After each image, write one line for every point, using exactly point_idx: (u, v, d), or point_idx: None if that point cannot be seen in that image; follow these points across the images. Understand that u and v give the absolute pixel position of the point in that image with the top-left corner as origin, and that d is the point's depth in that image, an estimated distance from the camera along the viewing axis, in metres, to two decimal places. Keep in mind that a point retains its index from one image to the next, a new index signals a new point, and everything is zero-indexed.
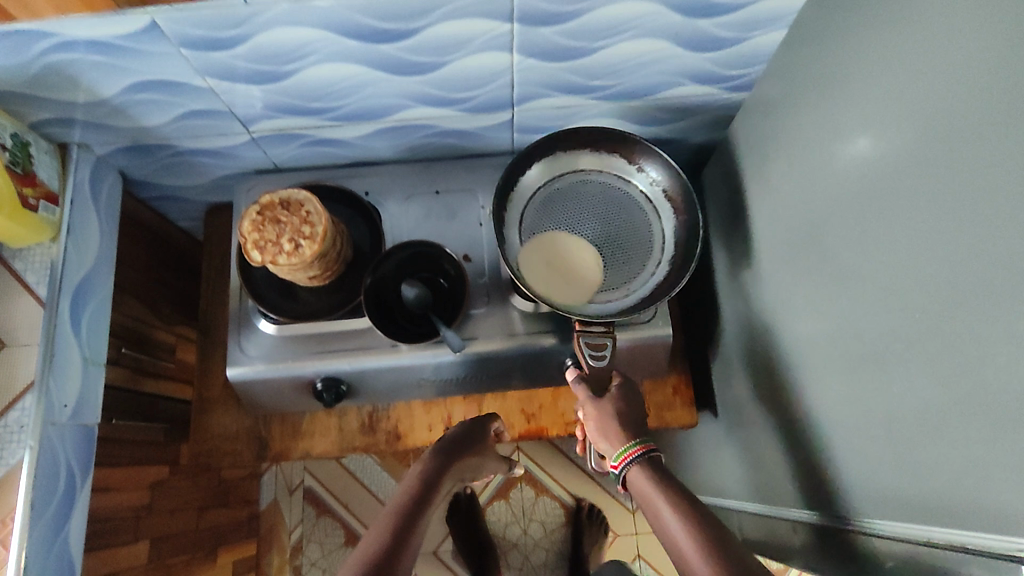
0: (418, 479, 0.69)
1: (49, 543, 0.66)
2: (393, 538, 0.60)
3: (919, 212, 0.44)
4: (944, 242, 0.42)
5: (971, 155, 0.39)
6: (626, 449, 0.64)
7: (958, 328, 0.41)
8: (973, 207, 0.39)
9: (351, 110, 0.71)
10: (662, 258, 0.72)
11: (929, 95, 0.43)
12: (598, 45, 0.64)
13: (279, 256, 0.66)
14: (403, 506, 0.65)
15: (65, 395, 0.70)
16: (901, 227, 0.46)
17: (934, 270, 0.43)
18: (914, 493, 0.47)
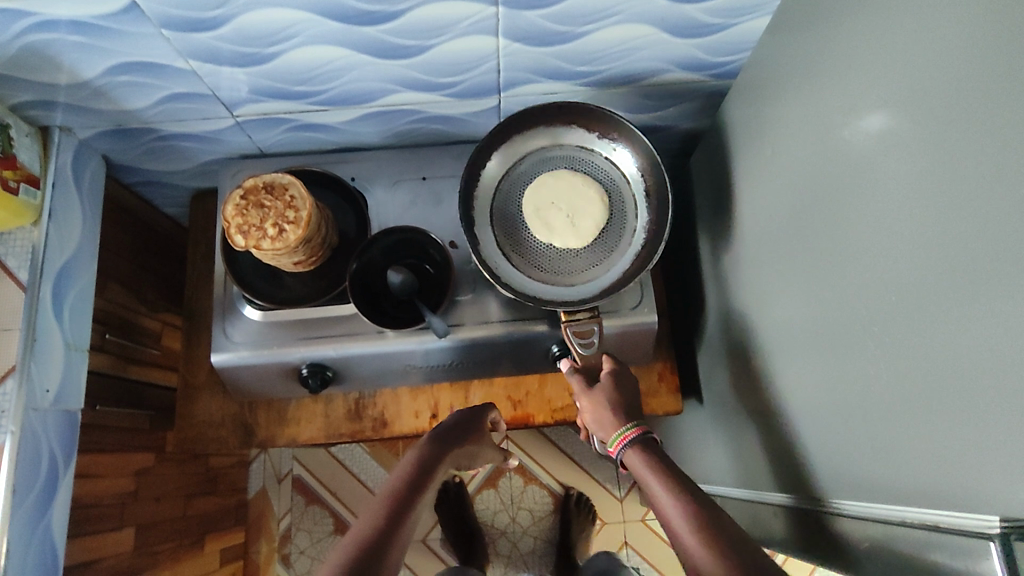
0: (413, 466, 0.69)
1: (31, 528, 0.65)
2: (385, 525, 0.60)
3: (898, 196, 0.44)
4: (919, 226, 0.42)
5: (946, 138, 0.40)
6: (618, 434, 0.66)
7: (932, 310, 0.41)
8: (947, 189, 0.40)
9: (336, 94, 0.71)
10: (640, 222, 0.74)
11: (908, 81, 0.43)
12: (583, 31, 0.64)
13: (263, 241, 0.65)
14: (396, 492, 0.65)
15: (48, 381, 0.69)
16: (879, 212, 0.46)
17: (909, 252, 0.43)
18: (886, 474, 0.48)
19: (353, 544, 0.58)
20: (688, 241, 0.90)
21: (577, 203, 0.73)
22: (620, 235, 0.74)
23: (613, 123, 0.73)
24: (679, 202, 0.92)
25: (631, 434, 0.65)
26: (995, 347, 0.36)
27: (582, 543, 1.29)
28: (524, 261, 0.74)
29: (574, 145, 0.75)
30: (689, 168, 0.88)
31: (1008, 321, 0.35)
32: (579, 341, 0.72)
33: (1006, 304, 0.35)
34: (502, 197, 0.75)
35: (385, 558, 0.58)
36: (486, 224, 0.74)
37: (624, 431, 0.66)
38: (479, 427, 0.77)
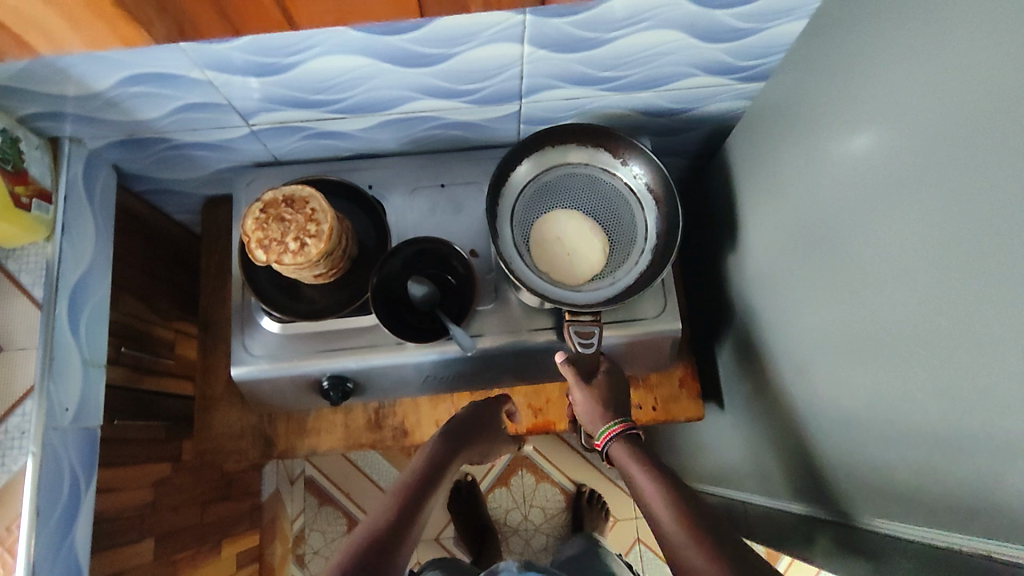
0: (424, 462, 0.70)
1: (57, 548, 0.65)
2: (396, 518, 0.61)
3: (929, 215, 0.45)
4: (967, 248, 0.42)
5: (981, 162, 0.40)
6: (608, 427, 0.69)
7: (974, 331, 0.42)
8: (985, 213, 0.40)
9: (355, 102, 0.69)
10: (645, 246, 0.74)
11: (953, 99, 0.43)
12: (611, 37, 0.62)
13: (284, 256, 0.64)
14: (409, 487, 0.66)
15: (67, 399, 0.68)
16: (911, 230, 0.47)
17: (945, 271, 0.44)
18: (944, 496, 0.48)
19: (363, 535, 0.59)
20: (708, 245, 0.89)
21: (581, 240, 0.73)
22: (629, 253, 0.74)
23: (627, 141, 0.74)
24: (699, 205, 0.91)
25: (620, 429, 0.69)
26: None
27: None
28: (536, 268, 0.72)
29: (598, 167, 0.75)
30: (710, 171, 0.86)
31: None
32: (581, 341, 0.70)
33: None
34: (523, 204, 0.75)
35: (396, 550, 0.58)
36: (506, 227, 0.73)
37: (611, 425, 0.69)
38: (488, 423, 0.79)
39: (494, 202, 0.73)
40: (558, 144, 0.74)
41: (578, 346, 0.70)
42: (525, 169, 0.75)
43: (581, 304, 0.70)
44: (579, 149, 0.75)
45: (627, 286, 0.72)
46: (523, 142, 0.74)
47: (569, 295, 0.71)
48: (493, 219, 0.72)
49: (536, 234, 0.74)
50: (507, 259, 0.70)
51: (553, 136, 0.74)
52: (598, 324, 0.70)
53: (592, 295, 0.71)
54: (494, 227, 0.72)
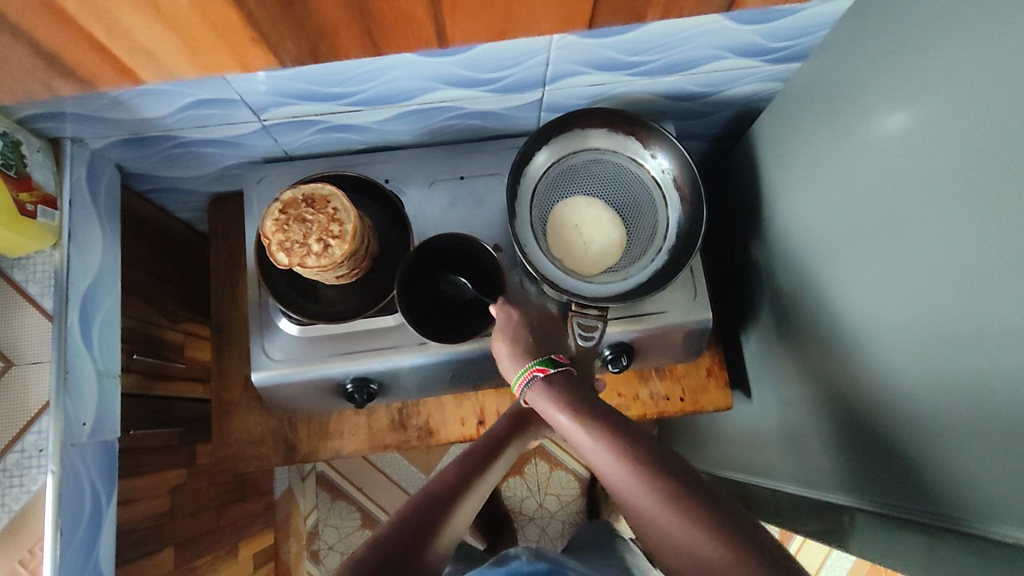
0: (486, 438, 0.66)
1: (81, 566, 0.63)
2: (450, 488, 0.57)
3: (1000, 210, 0.43)
4: None
5: None
6: (523, 370, 0.64)
7: None
8: None
9: (372, 93, 0.66)
10: (664, 244, 0.71)
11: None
12: (645, 20, 0.59)
13: (307, 258, 0.61)
14: (467, 459, 0.61)
15: (84, 413, 0.65)
16: (971, 224, 0.46)
17: (1013, 268, 0.43)
18: (998, 487, 0.47)
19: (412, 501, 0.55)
20: (731, 231, 0.87)
21: (602, 232, 0.71)
22: (648, 248, 0.72)
23: (650, 127, 0.70)
24: (721, 190, 0.89)
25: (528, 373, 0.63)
26: None
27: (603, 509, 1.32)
28: (552, 251, 0.71)
29: (628, 155, 0.73)
30: (733, 154, 0.84)
31: None
32: (582, 333, 0.68)
33: None
34: (545, 184, 0.73)
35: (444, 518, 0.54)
36: (524, 206, 0.72)
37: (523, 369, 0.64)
38: None
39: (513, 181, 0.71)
40: (586, 128, 0.72)
41: (579, 340, 0.68)
42: (543, 158, 0.73)
43: (592, 297, 0.68)
44: (612, 136, 0.72)
45: (639, 283, 0.71)
46: (549, 126, 0.71)
47: (585, 288, 0.69)
48: (513, 209, 0.69)
49: (553, 218, 0.72)
50: (523, 245, 0.69)
51: (581, 119, 0.71)
52: (603, 321, 0.67)
53: (603, 286, 0.70)
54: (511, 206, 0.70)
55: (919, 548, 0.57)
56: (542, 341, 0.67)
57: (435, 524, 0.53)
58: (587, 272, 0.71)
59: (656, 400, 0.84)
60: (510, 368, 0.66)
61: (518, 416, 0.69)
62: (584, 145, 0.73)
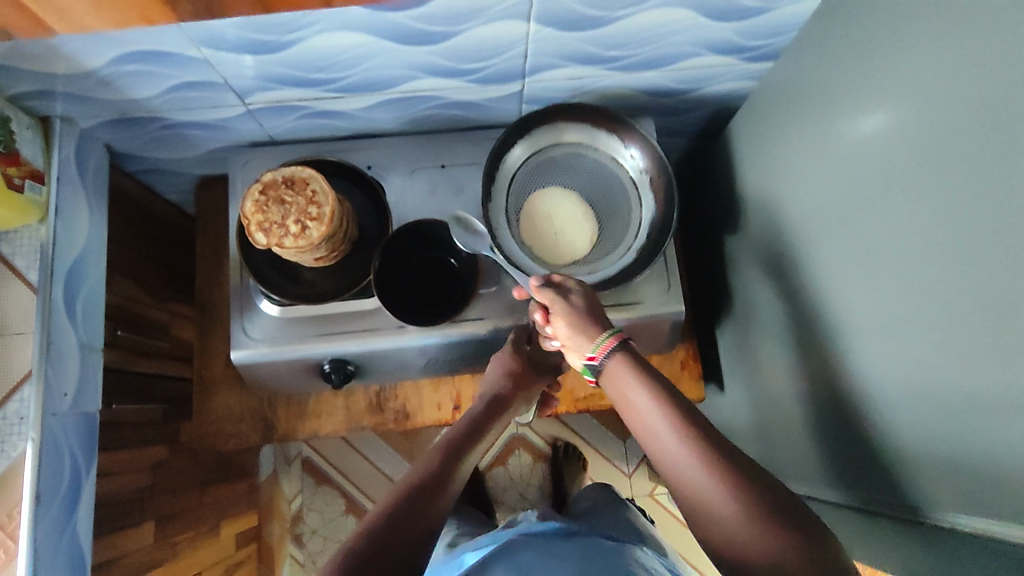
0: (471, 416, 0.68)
1: (59, 533, 0.64)
2: (438, 468, 0.59)
3: (942, 204, 0.45)
4: (979, 233, 0.42)
5: (994, 148, 0.41)
6: (599, 344, 0.61)
7: (985, 317, 0.42)
8: (994, 202, 0.41)
9: (355, 81, 0.67)
10: (631, 244, 0.73)
11: (970, 85, 0.43)
12: (620, 15, 0.61)
13: (285, 239, 0.63)
14: (452, 439, 0.64)
15: (66, 384, 0.67)
16: (919, 217, 0.47)
17: (955, 260, 0.44)
18: (943, 474, 0.48)
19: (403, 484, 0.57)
20: (708, 226, 0.89)
21: (575, 224, 0.73)
22: (620, 244, 0.73)
23: (623, 123, 0.72)
24: (700, 186, 0.91)
25: (613, 341, 0.61)
26: None
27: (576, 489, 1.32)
28: (524, 239, 0.72)
29: (606, 152, 0.74)
30: (712, 151, 0.86)
31: None
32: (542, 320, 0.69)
33: None
34: (524, 174, 0.75)
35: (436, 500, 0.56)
36: (501, 194, 0.74)
37: (606, 337, 0.62)
38: (533, 376, 0.74)
39: (491, 170, 0.73)
40: (568, 121, 0.74)
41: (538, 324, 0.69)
42: (520, 151, 0.74)
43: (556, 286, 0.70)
44: (591, 131, 0.74)
45: (606, 277, 0.71)
46: (530, 118, 0.73)
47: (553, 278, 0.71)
48: (487, 203, 0.71)
49: (528, 207, 0.73)
50: (494, 230, 0.71)
51: (559, 113, 0.73)
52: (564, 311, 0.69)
53: (569, 276, 0.71)
54: (487, 192, 0.73)
55: (887, 538, 0.59)
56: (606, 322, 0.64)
57: (425, 514, 0.54)
58: (557, 261, 0.72)
59: None
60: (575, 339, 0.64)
61: (494, 400, 0.71)
62: (566, 138, 0.74)
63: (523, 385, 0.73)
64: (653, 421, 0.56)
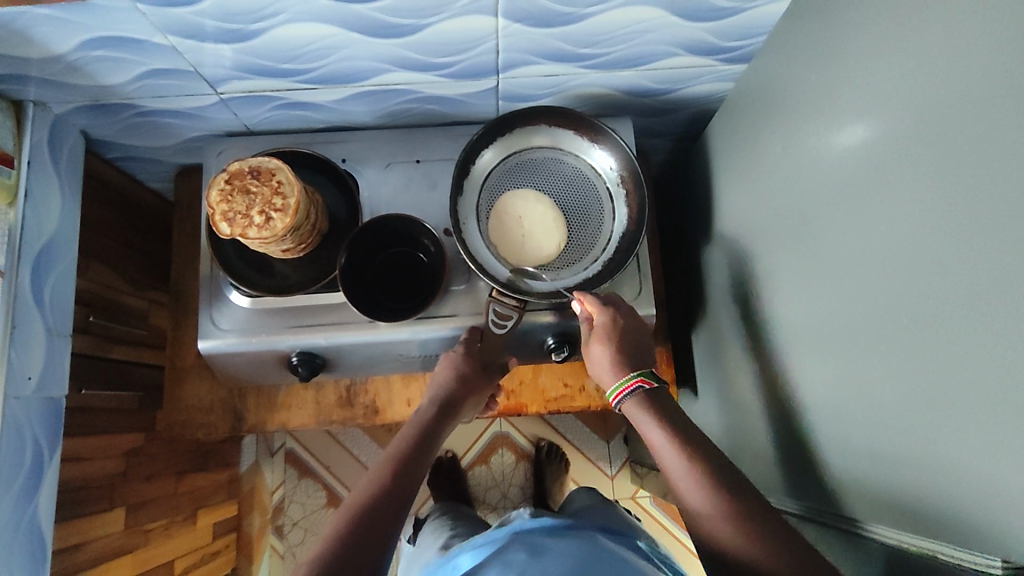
0: (418, 428, 0.69)
1: (18, 517, 0.64)
2: (386, 488, 0.61)
3: (901, 213, 0.44)
4: (930, 244, 0.41)
5: (951, 157, 0.40)
6: (626, 380, 0.65)
7: (933, 329, 0.41)
8: (947, 213, 0.40)
9: (326, 72, 0.67)
10: (603, 252, 0.73)
11: (931, 92, 0.42)
12: (590, 12, 0.60)
13: (249, 229, 0.62)
14: (400, 454, 0.65)
15: (30, 368, 0.67)
16: (879, 226, 0.47)
17: (907, 271, 0.44)
18: (890, 490, 0.48)
19: (353, 507, 0.59)
20: (688, 229, 0.88)
21: (543, 229, 0.72)
22: (588, 252, 0.73)
23: (600, 127, 0.72)
24: (682, 188, 0.90)
25: (635, 384, 0.64)
26: (998, 374, 0.36)
27: (557, 491, 1.31)
28: (491, 238, 0.72)
29: (585, 162, 0.74)
30: (693, 152, 0.85)
31: (1004, 346, 0.36)
32: (497, 321, 0.70)
33: (1006, 332, 0.36)
34: (497, 174, 0.74)
35: (386, 522, 0.58)
36: (473, 191, 0.73)
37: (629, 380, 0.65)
38: (480, 376, 0.73)
39: (465, 167, 0.73)
40: (550, 124, 0.73)
41: (493, 322, 0.70)
42: (490, 155, 0.74)
43: (518, 287, 0.70)
44: (574, 140, 0.74)
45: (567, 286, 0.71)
46: (511, 119, 0.72)
47: (516, 281, 0.71)
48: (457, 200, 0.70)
49: (497, 207, 0.73)
50: (462, 227, 0.71)
51: (539, 115, 0.72)
52: (520, 312, 0.69)
53: (531, 280, 0.71)
54: (457, 188, 0.72)
55: (834, 553, 0.58)
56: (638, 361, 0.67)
57: (371, 539, 0.56)
58: (521, 262, 0.71)
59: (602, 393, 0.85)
60: (604, 372, 0.67)
61: (444, 403, 0.71)
62: (546, 142, 0.74)
63: (471, 387, 0.72)
64: (661, 452, 0.60)
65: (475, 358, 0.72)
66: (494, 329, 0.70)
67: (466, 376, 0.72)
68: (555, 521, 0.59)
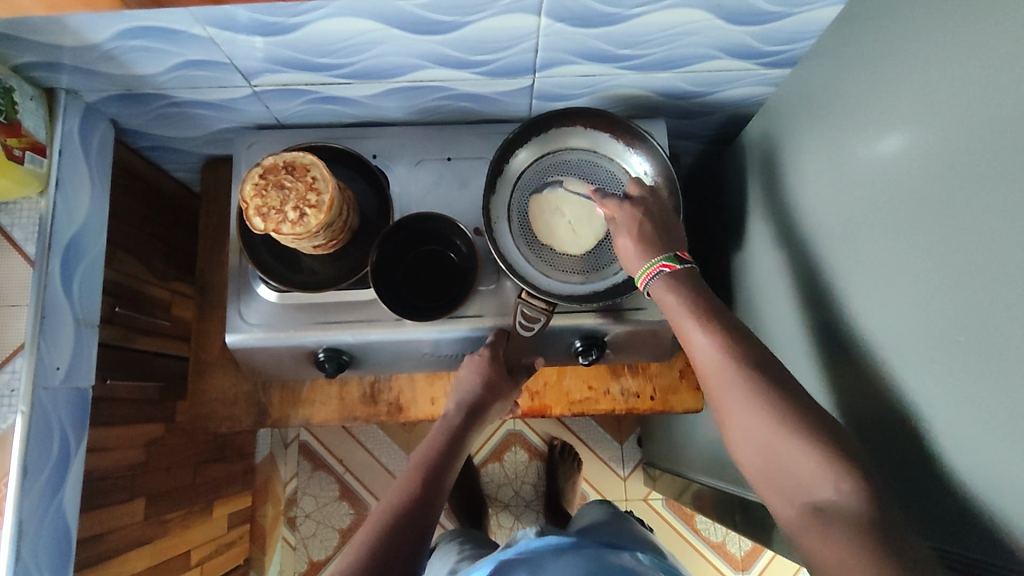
0: (445, 435, 0.69)
1: (45, 507, 0.64)
2: (415, 495, 0.61)
3: (946, 228, 0.44)
4: (980, 260, 0.41)
5: (1003, 172, 0.39)
6: (649, 265, 0.63)
7: (985, 346, 0.41)
8: (999, 229, 0.40)
9: (362, 67, 0.66)
10: None
11: (980, 106, 0.41)
12: (634, 13, 0.59)
13: (282, 225, 0.62)
14: (427, 463, 0.65)
15: (58, 358, 0.67)
16: (923, 239, 0.46)
17: (954, 286, 0.43)
18: (942, 508, 0.47)
19: (384, 514, 0.59)
20: (718, 233, 0.87)
21: (578, 224, 0.72)
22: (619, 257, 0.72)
23: (635, 130, 0.71)
24: (712, 190, 0.89)
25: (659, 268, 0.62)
26: None
27: (571, 491, 1.31)
28: (522, 238, 0.72)
29: (618, 165, 0.74)
30: (725, 156, 0.84)
31: None
32: (524, 321, 0.69)
33: None
34: (532, 174, 0.74)
35: (416, 529, 0.58)
36: (506, 191, 0.73)
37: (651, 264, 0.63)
38: (508, 383, 0.72)
39: (499, 166, 0.72)
40: (586, 125, 0.73)
41: (520, 322, 0.69)
42: (525, 155, 0.74)
43: (547, 289, 0.70)
44: (609, 143, 0.73)
45: (595, 290, 0.72)
46: (545, 119, 0.72)
47: (545, 283, 0.71)
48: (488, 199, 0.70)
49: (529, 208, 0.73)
50: (493, 227, 0.71)
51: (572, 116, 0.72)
52: (547, 316, 0.68)
53: (560, 284, 0.71)
54: (490, 187, 0.72)
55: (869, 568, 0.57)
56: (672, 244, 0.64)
57: (403, 546, 0.56)
58: (551, 263, 0.72)
59: (626, 396, 0.84)
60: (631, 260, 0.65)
61: (472, 408, 0.70)
62: (582, 144, 0.74)
63: (500, 393, 0.71)
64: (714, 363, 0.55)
65: (501, 363, 0.71)
66: (522, 330, 0.70)
67: (495, 381, 0.71)
68: (563, 541, 0.59)
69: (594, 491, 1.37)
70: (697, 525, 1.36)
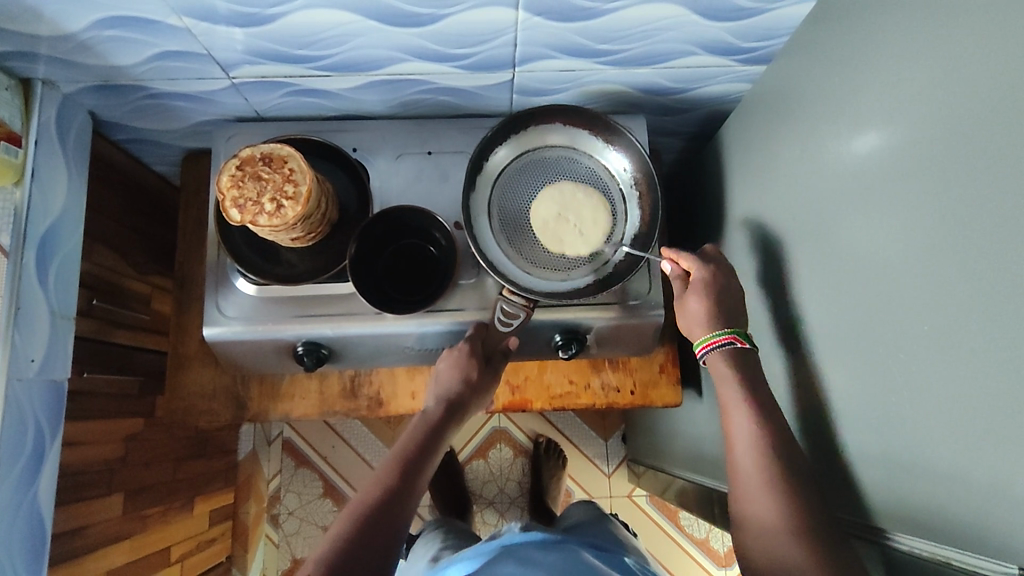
0: (424, 430, 0.69)
1: (18, 500, 0.64)
2: (390, 490, 0.61)
3: (913, 217, 0.45)
4: (942, 248, 0.42)
5: (963, 162, 0.40)
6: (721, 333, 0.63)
7: (947, 332, 0.42)
8: (960, 217, 0.40)
9: (341, 60, 0.66)
10: (615, 254, 0.72)
11: (943, 97, 0.42)
12: (611, 7, 0.60)
13: (259, 217, 0.62)
14: (405, 457, 0.65)
15: (33, 350, 0.67)
16: (891, 230, 0.47)
17: (919, 275, 0.44)
18: (903, 496, 0.47)
19: (359, 508, 0.59)
20: (698, 229, 0.87)
21: (578, 227, 0.71)
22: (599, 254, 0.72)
23: (613, 127, 0.72)
24: (692, 187, 0.90)
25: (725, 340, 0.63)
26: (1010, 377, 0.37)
27: (555, 487, 1.31)
28: (502, 234, 0.72)
29: (598, 163, 0.74)
30: (705, 153, 0.85)
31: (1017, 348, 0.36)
32: (503, 316, 0.70)
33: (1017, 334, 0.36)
34: (512, 171, 0.74)
35: (391, 524, 0.58)
36: (485, 188, 0.73)
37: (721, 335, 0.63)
38: (489, 378, 0.72)
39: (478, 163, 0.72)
40: (566, 122, 0.73)
41: (499, 318, 0.70)
42: (504, 153, 0.74)
43: (526, 286, 0.70)
44: (588, 141, 0.74)
45: (576, 286, 0.71)
46: (524, 116, 0.72)
47: (524, 279, 0.71)
48: (467, 196, 0.70)
49: (509, 205, 0.73)
50: (472, 223, 0.71)
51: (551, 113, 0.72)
52: (527, 311, 0.69)
53: (540, 280, 0.71)
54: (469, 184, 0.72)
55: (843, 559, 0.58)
56: (728, 306, 0.65)
57: (377, 541, 0.57)
58: (531, 260, 0.71)
59: (607, 390, 0.84)
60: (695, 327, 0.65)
61: (451, 403, 0.70)
62: (561, 141, 0.74)
63: (480, 387, 0.71)
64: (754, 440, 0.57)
65: (480, 358, 0.71)
66: (500, 326, 0.70)
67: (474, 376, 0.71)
68: (547, 538, 0.58)
69: (578, 487, 1.38)
70: (681, 522, 1.37)
